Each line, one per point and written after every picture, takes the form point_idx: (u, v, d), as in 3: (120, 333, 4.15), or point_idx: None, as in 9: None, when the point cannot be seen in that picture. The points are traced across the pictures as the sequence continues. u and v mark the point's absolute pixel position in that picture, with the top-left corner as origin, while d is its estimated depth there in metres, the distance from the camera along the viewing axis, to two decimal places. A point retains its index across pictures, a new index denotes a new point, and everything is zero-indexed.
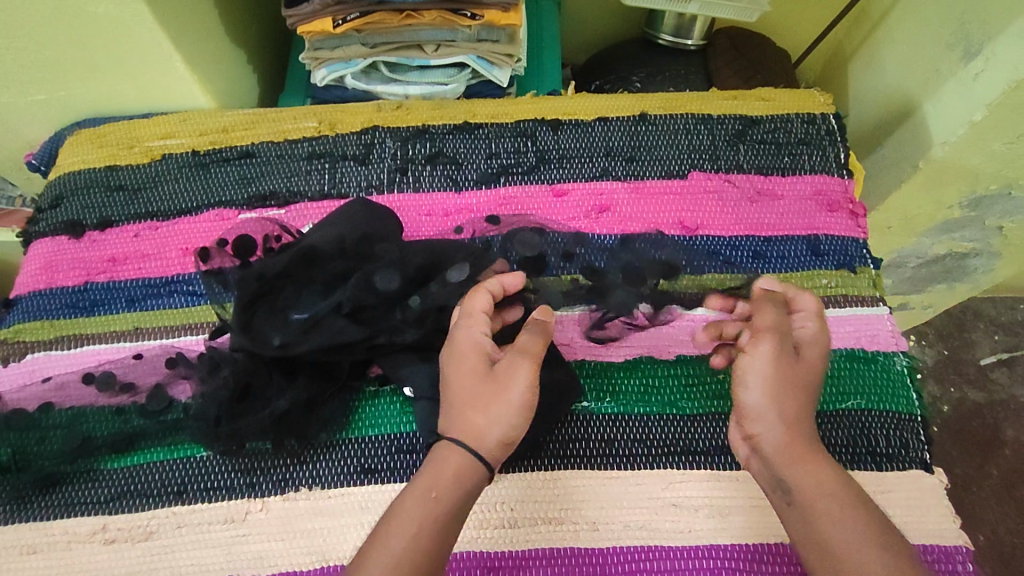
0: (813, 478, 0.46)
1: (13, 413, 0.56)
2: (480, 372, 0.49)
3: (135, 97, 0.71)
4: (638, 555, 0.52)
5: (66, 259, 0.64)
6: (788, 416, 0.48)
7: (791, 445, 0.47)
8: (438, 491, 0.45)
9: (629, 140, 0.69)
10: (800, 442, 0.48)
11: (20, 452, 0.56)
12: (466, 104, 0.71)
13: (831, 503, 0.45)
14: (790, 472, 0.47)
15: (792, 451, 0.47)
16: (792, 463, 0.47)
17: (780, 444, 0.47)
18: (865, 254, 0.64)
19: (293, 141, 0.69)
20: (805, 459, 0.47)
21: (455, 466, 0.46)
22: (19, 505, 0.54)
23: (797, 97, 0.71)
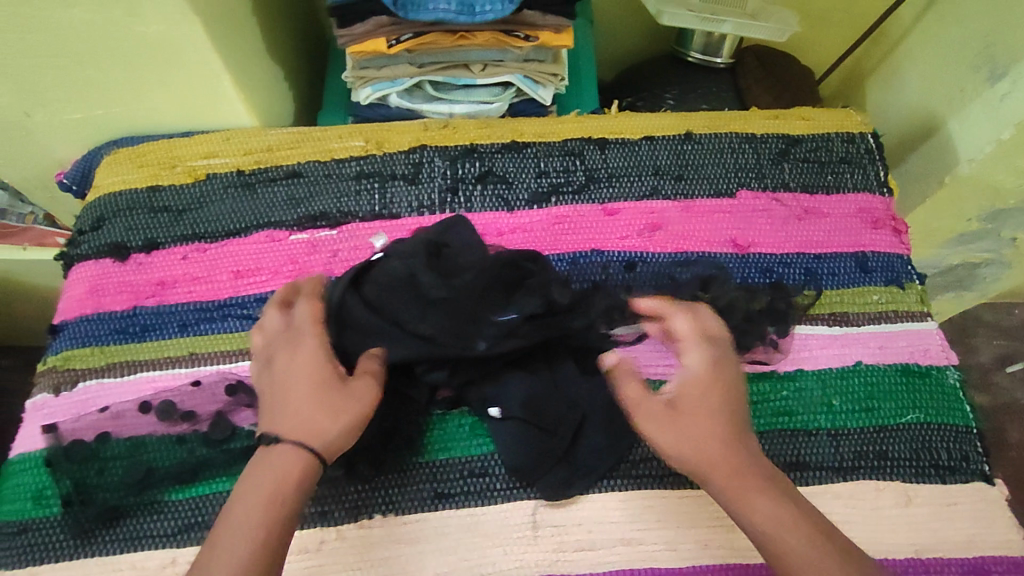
0: (756, 511, 0.44)
1: (73, 446, 0.56)
2: (320, 374, 0.48)
3: (174, 115, 0.69)
4: (715, 572, 0.53)
5: (113, 283, 0.63)
6: (709, 455, 0.46)
7: (733, 478, 0.45)
8: (281, 493, 0.43)
9: (676, 159, 0.69)
10: (741, 475, 0.45)
11: (80, 484, 0.55)
12: (512, 123, 0.71)
13: (784, 541, 0.43)
14: (741, 509, 0.45)
15: (736, 483, 0.45)
16: (733, 492, 0.45)
17: (717, 481, 0.46)
18: (911, 269, 0.65)
19: (340, 161, 0.68)
20: (744, 492, 0.45)
21: (299, 465, 0.44)
22: (82, 540, 0.53)
23: (835, 116, 0.72)
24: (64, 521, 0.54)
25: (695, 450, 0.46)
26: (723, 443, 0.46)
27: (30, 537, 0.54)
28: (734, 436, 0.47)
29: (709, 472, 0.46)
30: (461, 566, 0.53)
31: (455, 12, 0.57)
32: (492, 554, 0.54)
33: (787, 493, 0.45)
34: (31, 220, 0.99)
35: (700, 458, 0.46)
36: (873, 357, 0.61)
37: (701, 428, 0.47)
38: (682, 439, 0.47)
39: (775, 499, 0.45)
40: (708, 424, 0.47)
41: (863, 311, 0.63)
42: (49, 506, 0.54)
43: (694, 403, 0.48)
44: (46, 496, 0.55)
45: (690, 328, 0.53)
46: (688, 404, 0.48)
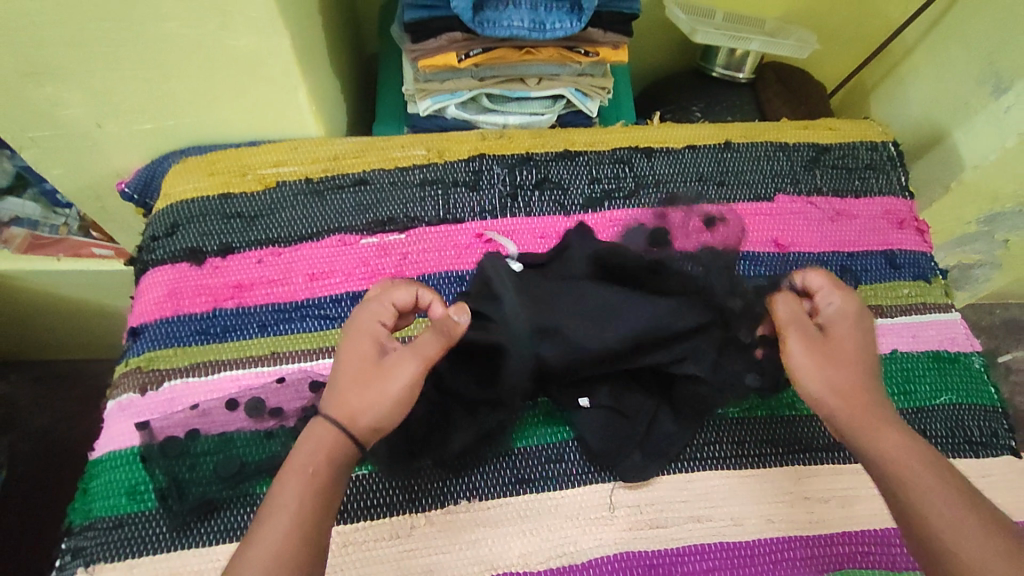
0: (906, 451, 0.47)
1: (167, 442, 0.58)
2: (368, 362, 0.50)
3: (245, 124, 0.72)
4: (781, 545, 0.57)
5: (190, 286, 0.65)
6: (851, 394, 0.50)
7: (858, 413, 0.50)
8: (318, 467, 0.45)
9: (717, 166, 0.75)
10: (877, 416, 0.49)
11: (173, 479, 0.56)
12: (563, 133, 0.76)
13: (924, 486, 0.45)
14: (869, 446, 0.48)
15: (864, 423, 0.49)
16: (855, 412, 0.50)
17: (848, 412, 0.50)
18: (935, 265, 0.72)
19: (404, 168, 0.72)
20: (869, 426, 0.49)
21: (332, 440, 0.47)
22: (179, 533, 0.55)
23: (858, 127, 0.80)
24: (161, 516, 0.55)
25: (843, 384, 0.51)
26: (872, 381, 0.51)
27: (126, 531, 0.55)
28: (875, 382, 0.52)
29: (842, 407, 0.50)
30: (545, 547, 0.56)
31: (528, 28, 0.65)
32: (572, 534, 0.57)
33: (919, 440, 0.48)
34: (64, 232, 0.94)
35: (829, 393, 0.51)
36: (907, 345, 0.66)
37: (846, 362, 0.52)
38: (821, 376, 0.51)
39: (903, 434, 0.48)
40: (858, 368, 0.52)
41: (896, 304, 0.68)
42: (145, 501, 0.56)
43: (846, 355, 0.52)
44: (140, 491, 0.56)
45: (829, 282, 0.57)
46: (840, 339, 0.53)
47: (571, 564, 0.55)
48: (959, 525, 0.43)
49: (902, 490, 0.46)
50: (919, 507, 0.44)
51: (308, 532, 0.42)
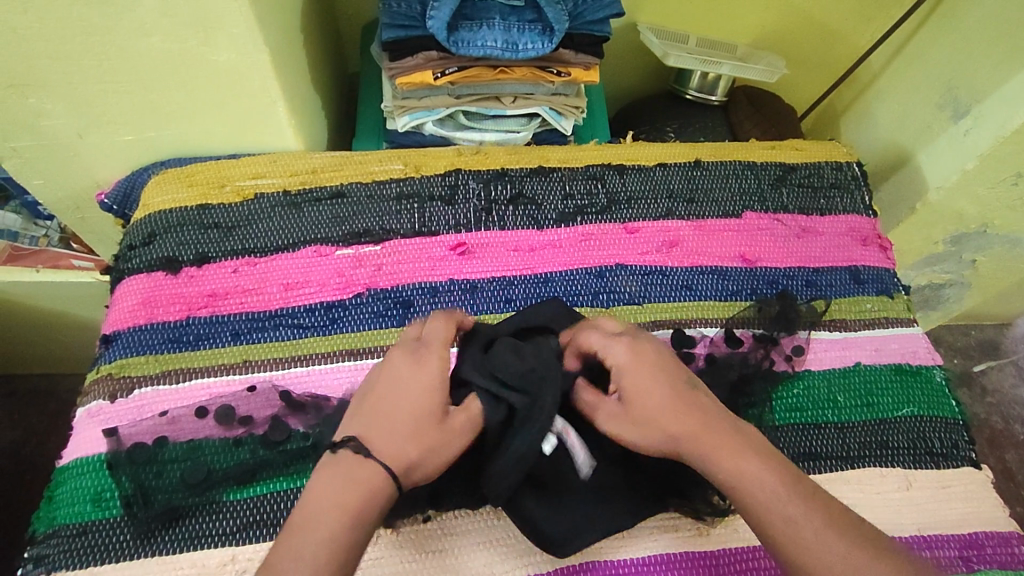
0: (735, 465, 0.47)
1: (134, 449, 0.58)
2: (431, 411, 0.49)
3: (225, 138, 0.74)
4: (744, 555, 0.58)
5: (165, 295, 0.66)
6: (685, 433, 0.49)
7: (695, 448, 0.48)
8: (360, 509, 0.43)
9: (687, 183, 0.77)
10: (713, 434, 0.48)
11: (139, 486, 0.56)
12: (537, 150, 0.78)
13: (766, 493, 0.45)
14: (708, 465, 0.48)
15: (705, 444, 0.48)
16: (698, 448, 0.48)
17: (685, 447, 0.49)
18: (897, 282, 0.74)
19: (381, 182, 0.73)
20: (709, 456, 0.48)
21: (376, 485, 0.44)
22: (144, 540, 0.55)
23: (825, 148, 0.82)
24: (126, 523, 0.55)
25: (666, 429, 0.49)
26: (682, 408, 0.50)
27: (90, 539, 0.54)
28: (690, 410, 0.50)
29: (680, 446, 0.49)
30: (511, 557, 0.56)
31: (502, 48, 0.67)
32: (539, 544, 0.57)
33: (759, 447, 0.48)
34: (43, 243, 0.97)
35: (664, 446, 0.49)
36: (870, 358, 0.68)
37: (669, 406, 0.50)
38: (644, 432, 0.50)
39: (745, 448, 0.48)
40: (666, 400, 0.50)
41: (859, 318, 0.70)
42: (110, 508, 0.56)
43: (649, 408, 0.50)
44: (106, 498, 0.56)
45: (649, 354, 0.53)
46: (641, 398, 0.51)
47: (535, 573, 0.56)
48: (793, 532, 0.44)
49: (752, 514, 0.46)
50: (763, 522, 0.45)
51: None
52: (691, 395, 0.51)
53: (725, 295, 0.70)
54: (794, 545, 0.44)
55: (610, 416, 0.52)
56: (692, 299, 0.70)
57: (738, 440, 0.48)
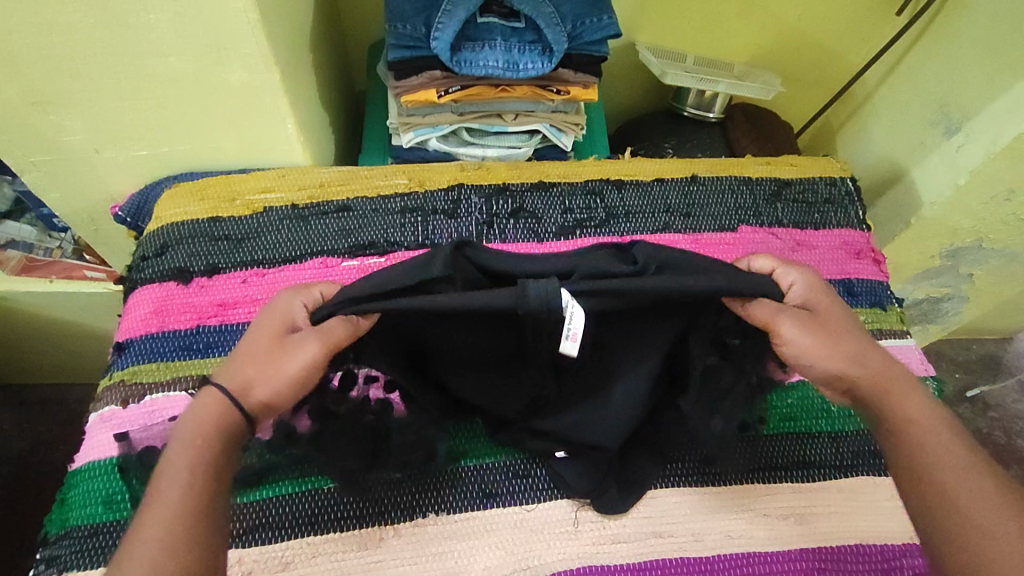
0: (909, 408, 0.52)
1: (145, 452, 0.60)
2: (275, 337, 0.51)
3: (236, 154, 0.77)
4: (738, 560, 0.59)
5: (176, 304, 0.68)
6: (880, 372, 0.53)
7: (879, 381, 0.53)
8: (200, 437, 0.47)
9: (684, 198, 0.79)
10: (892, 376, 0.53)
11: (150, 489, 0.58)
12: (538, 165, 0.80)
13: (940, 442, 0.49)
14: (887, 404, 0.52)
15: (883, 384, 0.52)
16: (885, 388, 0.52)
17: (868, 379, 0.53)
18: (890, 294, 0.75)
19: (386, 196, 0.76)
20: (891, 394, 0.52)
21: (216, 411, 0.48)
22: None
23: (819, 164, 0.85)
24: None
25: (846, 356, 0.53)
26: (862, 347, 0.54)
27: (101, 539, 0.56)
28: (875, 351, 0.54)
29: (852, 379, 0.53)
30: (509, 560, 0.57)
31: (503, 68, 0.70)
32: (536, 548, 0.58)
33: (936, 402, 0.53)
34: (57, 254, 0.99)
35: (843, 370, 0.53)
36: None
37: (840, 338, 0.54)
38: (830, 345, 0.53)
39: (923, 399, 0.52)
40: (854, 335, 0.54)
41: None
42: (122, 510, 0.57)
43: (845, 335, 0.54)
44: (117, 500, 0.58)
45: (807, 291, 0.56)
46: (832, 321, 0.54)
47: None
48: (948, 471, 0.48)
49: (917, 459, 0.49)
50: (931, 462, 0.48)
51: (186, 514, 0.43)
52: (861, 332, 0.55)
53: None
54: (951, 494, 0.47)
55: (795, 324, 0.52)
56: None
57: (914, 390, 0.53)
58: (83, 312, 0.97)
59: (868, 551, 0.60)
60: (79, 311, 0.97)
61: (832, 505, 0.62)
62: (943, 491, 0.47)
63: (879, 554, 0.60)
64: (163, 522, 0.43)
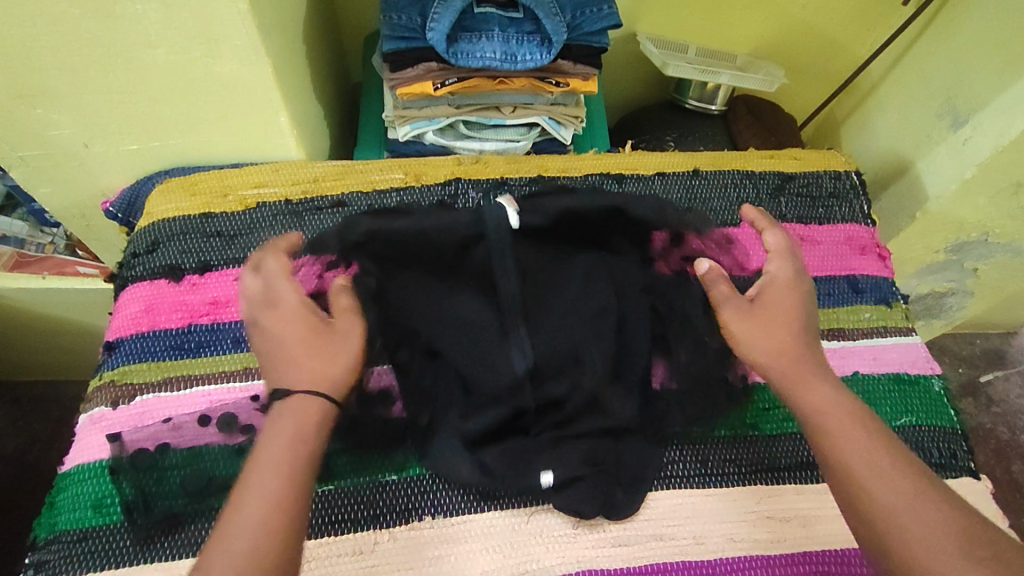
0: (818, 396, 0.52)
1: (136, 455, 0.59)
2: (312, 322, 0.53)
3: (228, 148, 0.75)
4: (741, 564, 0.58)
5: (167, 302, 0.66)
6: (789, 362, 0.54)
7: (790, 371, 0.54)
8: (300, 438, 0.47)
9: (686, 192, 0.77)
10: (799, 365, 0.54)
11: (142, 492, 0.57)
12: (537, 159, 0.78)
13: (851, 433, 0.50)
14: (797, 394, 0.53)
15: (796, 371, 0.54)
16: (793, 374, 0.54)
17: (777, 372, 0.54)
18: (896, 291, 0.74)
19: (381, 191, 0.74)
20: (799, 384, 0.53)
21: (306, 412, 0.49)
22: (143, 546, 0.55)
23: (824, 157, 0.83)
24: (126, 530, 0.56)
25: (779, 341, 0.55)
26: (801, 330, 0.56)
27: (91, 544, 0.55)
28: (802, 341, 0.55)
29: (777, 364, 0.54)
30: (507, 564, 0.56)
31: (501, 60, 0.68)
32: (535, 551, 0.57)
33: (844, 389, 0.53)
34: (50, 250, 0.98)
35: (765, 356, 0.55)
36: (869, 367, 0.68)
37: (781, 321, 0.56)
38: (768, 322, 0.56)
39: (831, 387, 0.53)
40: (799, 322, 0.56)
41: (857, 327, 0.71)
42: (113, 513, 0.56)
43: (785, 331, 0.55)
44: (108, 503, 0.57)
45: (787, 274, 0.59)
46: (777, 302, 0.57)
47: None
48: (866, 466, 0.48)
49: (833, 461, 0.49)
50: (842, 459, 0.49)
51: (290, 501, 0.45)
52: (805, 318, 0.57)
53: None
54: (878, 503, 0.46)
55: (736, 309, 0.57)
56: None
57: (830, 380, 0.53)
58: (77, 309, 0.96)
59: None
60: (73, 308, 0.95)
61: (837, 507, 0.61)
62: (851, 498, 0.48)
63: None
64: (266, 510, 0.44)
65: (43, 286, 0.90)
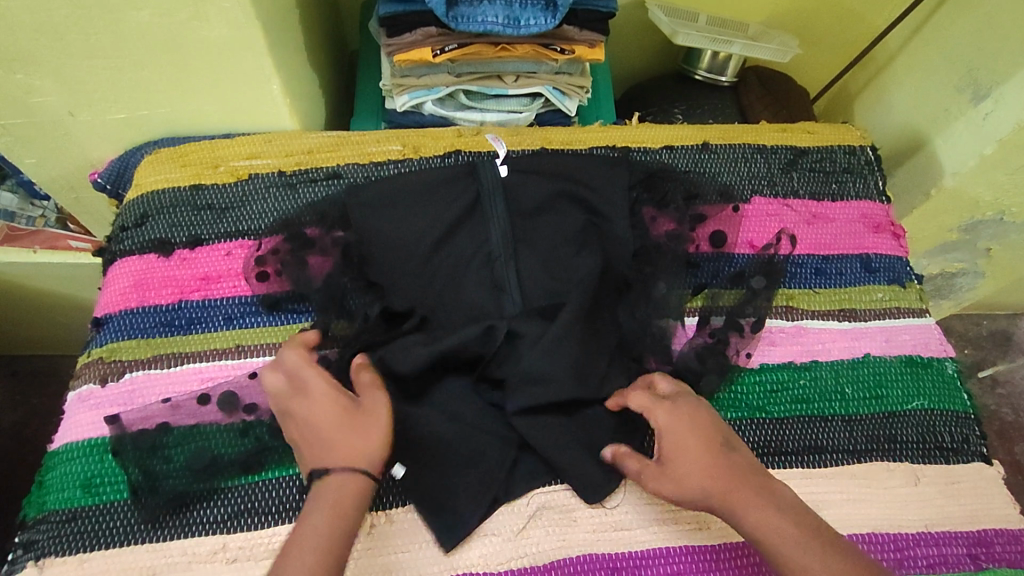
0: (756, 518, 0.48)
1: (140, 434, 0.57)
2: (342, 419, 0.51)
3: (219, 117, 0.72)
4: (744, 549, 0.56)
5: (157, 277, 0.64)
6: (718, 486, 0.49)
7: (723, 501, 0.49)
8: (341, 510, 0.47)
9: (694, 166, 0.74)
10: (733, 483, 0.49)
11: (148, 471, 0.55)
12: (540, 131, 0.75)
13: (802, 551, 0.46)
14: (738, 516, 0.49)
15: (729, 498, 0.49)
16: (730, 503, 0.49)
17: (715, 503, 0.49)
18: (910, 271, 0.72)
19: (378, 163, 0.71)
20: (738, 509, 0.49)
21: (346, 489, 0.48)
22: (151, 526, 0.54)
23: (838, 131, 0.80)
24: (134, 507, 0.54)
25: (693, 471, 0.50)
26: (710, 448, 0.51)
27: (80, 525, 0.54)
28: (726, 460, 0.51)
29: (707, 501, 0.50)
30: (506, 547, 0.55)
31: (503, 25, 0.65)
32: (534, 535, 0.56)
33: (774, 493, 0.49)
34: (41, 223, 0.96)
35: (691, 485, 0.50)
36: (880, 349, 0.66)
37: (682, 451, 0.51)
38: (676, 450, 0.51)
39: (764, 499, 0.49)
40: (700, 441, 0.51)
41: (870, 307, 0.68)
42: (117, 492, 0.55)
43: (694, 469, 0.50)
44: (111, 482, 0.55)
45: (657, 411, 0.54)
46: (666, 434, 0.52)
47: (531, 565, 0.54)
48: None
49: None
50: None
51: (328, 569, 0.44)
52: (708, 433, 0.52)
53: (729, 281, 0.68)
54: None
55: (654, 476, 0.52)
56: (696, 285, 0.68)
57: (756, 487, 0.49)
58: (69, 284, 0.94)
59: (882, 540, 0.57)
60: (65, 283, 0.93)
61: (845, 491, 0.59)
62: None
63: (891, 543, 0.57)
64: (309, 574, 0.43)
65: (34, 260, 0.88)
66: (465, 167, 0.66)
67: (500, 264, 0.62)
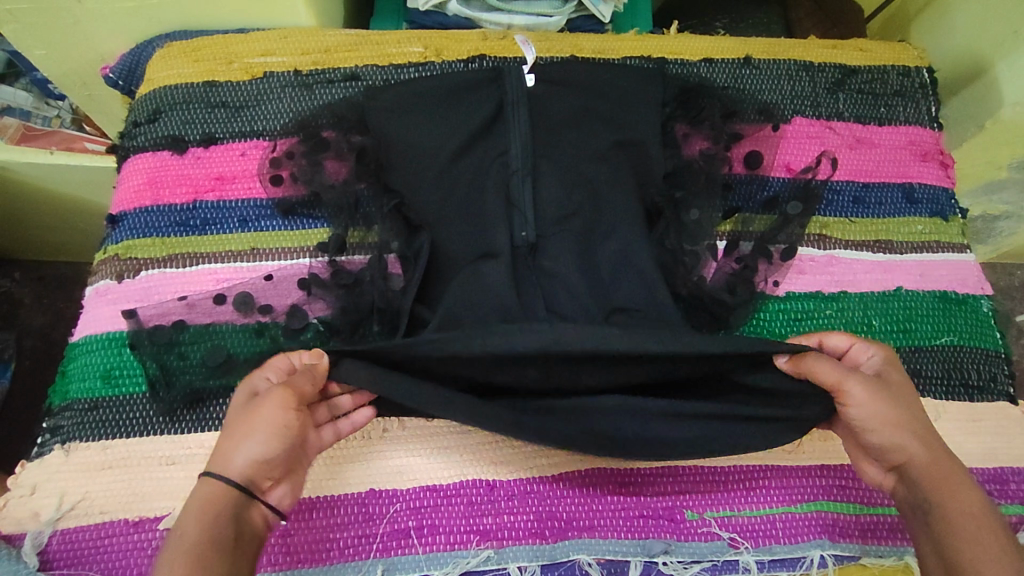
0: (959, 499, 0.45)
1: (153, 329, 0.56)
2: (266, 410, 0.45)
3: (233, 10, 0.69)
4: (756, 472, 0.56)
5: (171, 175, 0.63)
6: (930, 451, 0.46)
7: (933, 466, 0.46)
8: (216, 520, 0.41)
9: (733, 82, 0.70)
10: (945, 462, 0.46)
11: (163, 366, 0.56)
12: (570, 38, 0.70)
13: (985, 542, 0.43)
14: (937, 489, 0.45)
15: (936, 472, 0.45)
16: (936, 476, 0.45)
17: (918, 463, 0.46)
18: (954, 204, 0.68)
19: (399, 65, 0.68)
20: (948, 481, 0.45)
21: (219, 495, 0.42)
22: (170, 418, 0.55)
23: (893, 49, 0.73)
24: (151, 400, 0.56)
25: (915, 435, 0.46)
26: (929, 427, 0.47)
27: (102, 413, 0.55)
28: (935, 437, 0.47)
29: (907, 462, 0.46)
30: (514, 457, 0.55)
31: None
32: (546, 448, 0.56)
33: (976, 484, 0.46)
34: (56, 123, 0.93)
35: (898, 448, 0.46)
36: (914, 283, 0.64)
37: (910, 411, 0.47)
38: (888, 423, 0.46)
39: (973, 490, 0.45)
40: (915, 414, 0.47)
41: (907, 240, 0.65)
42: (136, 384, 0.56)
43: (906, 427, 0.46)
44: (132, 375, 0.56)
45: (871, 361, 0.50)
46: (892, 385, 0.48)
47: (540, 475, 0.55)
48: None
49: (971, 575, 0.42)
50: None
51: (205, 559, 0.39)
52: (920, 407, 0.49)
53: (762, 206, 0.65)
54: None
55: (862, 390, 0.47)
56: (727, 208, 0.64)
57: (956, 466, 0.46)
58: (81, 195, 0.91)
59: None
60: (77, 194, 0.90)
61: None
62: None
63: None
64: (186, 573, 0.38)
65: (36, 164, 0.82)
66: (489, 72, 0.62)
67: (517, 179, 0.58)
